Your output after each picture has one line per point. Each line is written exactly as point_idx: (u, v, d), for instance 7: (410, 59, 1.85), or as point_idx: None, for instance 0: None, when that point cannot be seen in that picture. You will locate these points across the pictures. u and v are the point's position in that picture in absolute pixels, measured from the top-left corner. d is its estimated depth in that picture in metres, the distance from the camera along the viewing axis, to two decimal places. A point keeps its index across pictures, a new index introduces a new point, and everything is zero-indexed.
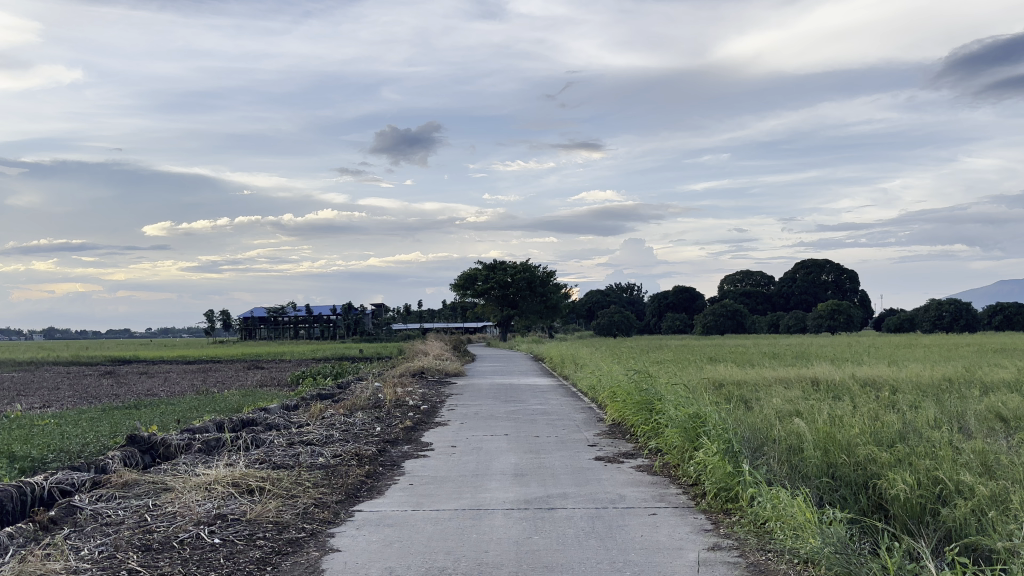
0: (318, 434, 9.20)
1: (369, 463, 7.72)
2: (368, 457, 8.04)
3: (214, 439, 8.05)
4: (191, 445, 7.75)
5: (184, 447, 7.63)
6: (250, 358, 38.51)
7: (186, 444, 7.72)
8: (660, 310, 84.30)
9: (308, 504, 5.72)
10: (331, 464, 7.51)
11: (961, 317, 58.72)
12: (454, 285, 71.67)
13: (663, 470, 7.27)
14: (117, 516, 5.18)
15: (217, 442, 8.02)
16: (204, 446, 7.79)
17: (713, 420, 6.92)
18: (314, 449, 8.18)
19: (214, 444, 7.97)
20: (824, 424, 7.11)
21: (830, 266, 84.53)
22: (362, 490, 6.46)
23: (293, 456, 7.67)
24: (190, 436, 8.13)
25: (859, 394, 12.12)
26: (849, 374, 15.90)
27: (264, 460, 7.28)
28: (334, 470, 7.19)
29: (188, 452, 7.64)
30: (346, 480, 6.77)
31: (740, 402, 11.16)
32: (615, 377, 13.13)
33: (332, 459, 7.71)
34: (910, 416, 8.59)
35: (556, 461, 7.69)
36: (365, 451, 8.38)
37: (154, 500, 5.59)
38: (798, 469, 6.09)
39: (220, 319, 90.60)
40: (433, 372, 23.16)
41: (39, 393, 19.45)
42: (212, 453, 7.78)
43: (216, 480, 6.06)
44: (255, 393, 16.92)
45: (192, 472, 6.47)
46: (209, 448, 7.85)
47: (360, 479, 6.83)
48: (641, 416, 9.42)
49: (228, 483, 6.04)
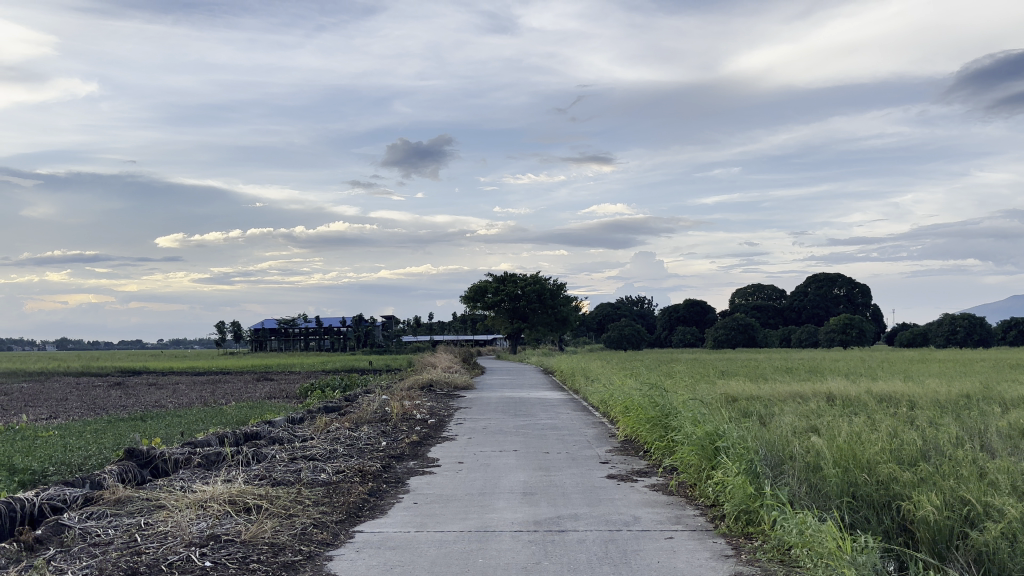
0: (322, 448, 9.13)
1: (373, 480, 7.64)
2: (372, 474, 7.97)
3: (214, 453, 7.99)
4: (191, 460, 7.70)
5: (183, 462, 7.59)
6: (260, 370, 38.70)
7: (186, 458, 7.67)
8: (671, 323, 83.98)
9: (307, 524, 5.65)
10: (334, 481, 7.43)
11: (974, 332, 58.23)
12: (464, 297, 71.60)
13: (679, 489, 7.17)
14: (106, 536, 5.12)
15: (217, 456, 7.96)
16: (203, 461, 7.74)
17: (731, 438, 6.81)
18: (316, 464, 8.11)
19: (214, 459, 7.91)
20: (843, 441, 7.00)
21: (842, 281, 84.15)
22: (363, 508, 6.39)
23: (295, 472, 7.60)
24: (190, 450, 8.08)
25: (876, 410, 11.99)
26: (864, 389, 15.74)
27: (264, 476, 7.21)
28: (336, 488, 7.11)
29: (187, 467, 7.58)
30: (347, 497, 6.69)
31: (755, 417, 11.04)
32: (627, 392, 12.99)
33: (334, 476, 7.63)
34: (930, 433, 8.47)
35: (567, 480, 7.59)
36: (369, 467, 8.30)
37: (146, 518, 5.52)
38: (819, 489, 5.98)
39: (231, 331, 91.19)
40: (442, 385, 23.03)
41: (47, 404, 19.52)
42: (213, 468, 7.72)
43: (212, 497, 6.00)
44: (261, 406, 16.91)
45: (190, 488, 6.40)
46: (209, 462, 7.79)
47: (363, 497, 6.75)
48: (655, 432, 9.31)
49: (224, 500, 5.97)
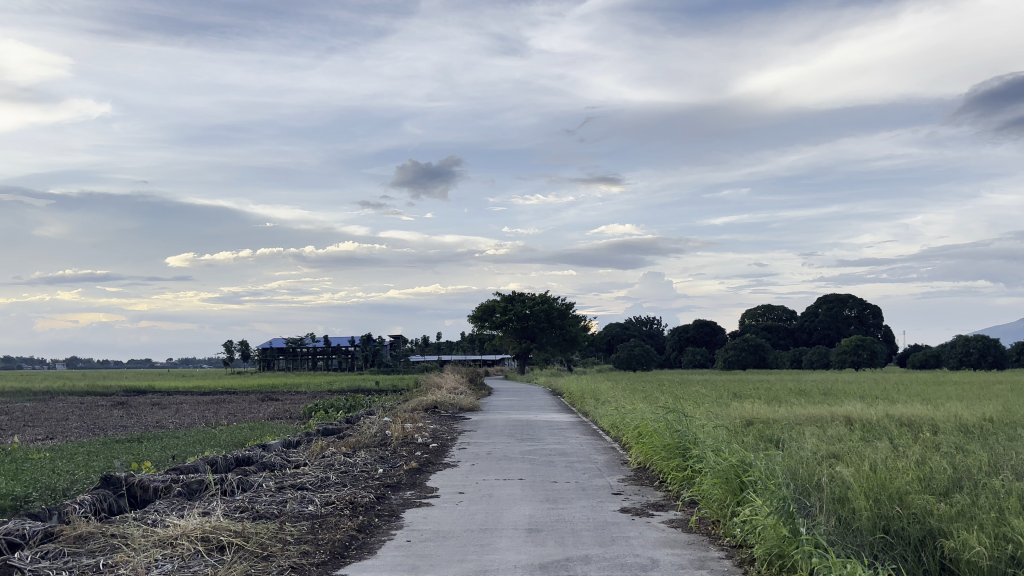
0: (313, 476, 8.97)
1: (364, 513, 7.46)
2: (363, 505, 7.79)
3: (196, 481, 7.78)
4: (171, 488, 7.50)
5: (163, 490, 7.41)
6: (266, 390, 38.57)
7: (166, 486, 7.48)
8: (680, 343, 83.54)
9: (283, 567, 5.47)
10: (321, 513, 7.27)
11: (988, 354, 57.68)
12: (472, 316, 71.55)
13: (700, 526, 6.96)
14: None
15: (199, 484, 7.75)
16: (184, 489, 7.53)
17: (757, 469, 6.59)
18: (304, 495, 7.92)
19: (195, 487, 7.69)
20: (873, 470, 6.80)
21: (853, 301, 83.48)
22: (350, 548, 6.19)
23: (280, 503, 7.43)
24: (174, 476, 7.92)
25: (898, 435, 11.77)
26: (883, 412, 15.37)
27: (246, 509, 7.04)
28: (323, 522, 6.93)
29: (167, 496, 7.39)
30: (333, 534, 6.53)
31: (774, 444, 10.83)
32: (640, 416, 12.73)
33: (322, 508, 7.45)
34: (958, 459, 8.29)
35: (577, 514, 7.37)
36: (361, 498, 8.13)
37: (107, 559, 5.32)
38: (848, 522, 5.78)
39: (239, 350, 91.74)
40: (447, 408, 22.83)
41: (47, 424, 19.34)
42: (194, 497, 7.52)
43: (184, 533, 5.83)
44: (262, 428, 16.63)
45: (161, 522, 6.21)
46: (190, 491, 7.58)
47: (351, 534, 6.57)
48: (674, 461, 9.07)
49: (197, 537, 5.80)
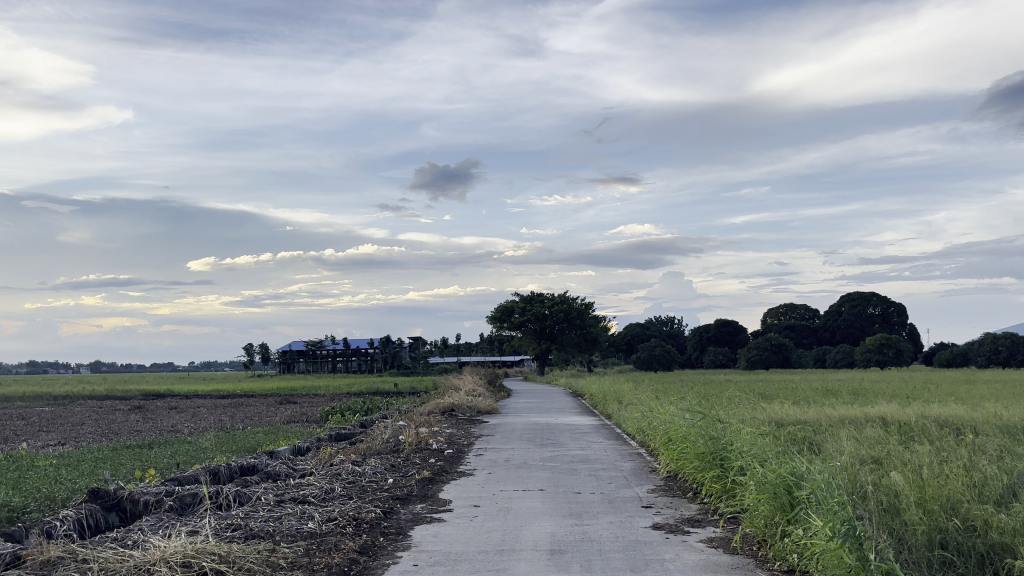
0: (318, 487, 8.84)
1: (368, 532, 7.30)
2: (368, 522, 7.64)
3: (190, 495, 7.68)
4: (162, 502, 7.41)
5: (154, 504, 7.36)
6: (283, 393, 38.19)
7: (157, 500, 7.41)
8: (702, 343, 83.13)
9: None
10: (321, 532, 7.12)
11: (1017, 352, 56.81)
12: (491, 317, 71.55)
13: (745, 547, 6.75)
14: None
15: (193, 498, 7.65)
16: (175, 504, 7.44)
17: (805, 485, 6.36)
18: (307, 510, 7.77)
19: (188, 501, 7.59)
20: (921, 477, 6.58)
21: (877, 300, 82.80)
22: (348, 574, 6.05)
23: (277, 520, 7.29)
24: (169, 488, 7.82)
25: (938, 438, 11.38)
26: (919, 413, 14.97)
27: (238, 526, 6.92)
28: (324, 544, 6.78)
29: (155, 510, 7.31)
30: (331, 557, 6.38)
31: (810, 450, 10.52)
32: (669, 420, 12.38)
33: (323, 525, 7.34)
34: (1004, 462, 8.04)
35: (599, 532, 7.18)
36: (367, 513, 7.98)
37: None
38: (901, 536, 5.57)
39: (259, 352, 92.28)
40: (465, 410, 22.66)
41: (63, 428, 19.47)
42: (184, 512, 7.39)
43: (164, 558, 5.68)
44: (277, 432, 16.62)
45: (142, 543, 6.08)
46: (182, 506, 7.47)
47: (351, 557, 6.42)
48: (712, 472, 8.84)
49: (176, 563, 5.65)
